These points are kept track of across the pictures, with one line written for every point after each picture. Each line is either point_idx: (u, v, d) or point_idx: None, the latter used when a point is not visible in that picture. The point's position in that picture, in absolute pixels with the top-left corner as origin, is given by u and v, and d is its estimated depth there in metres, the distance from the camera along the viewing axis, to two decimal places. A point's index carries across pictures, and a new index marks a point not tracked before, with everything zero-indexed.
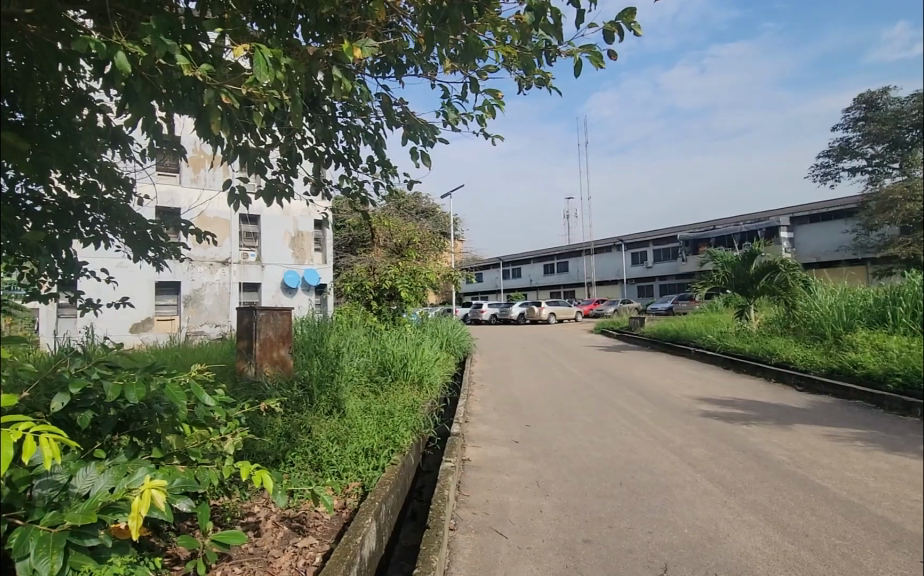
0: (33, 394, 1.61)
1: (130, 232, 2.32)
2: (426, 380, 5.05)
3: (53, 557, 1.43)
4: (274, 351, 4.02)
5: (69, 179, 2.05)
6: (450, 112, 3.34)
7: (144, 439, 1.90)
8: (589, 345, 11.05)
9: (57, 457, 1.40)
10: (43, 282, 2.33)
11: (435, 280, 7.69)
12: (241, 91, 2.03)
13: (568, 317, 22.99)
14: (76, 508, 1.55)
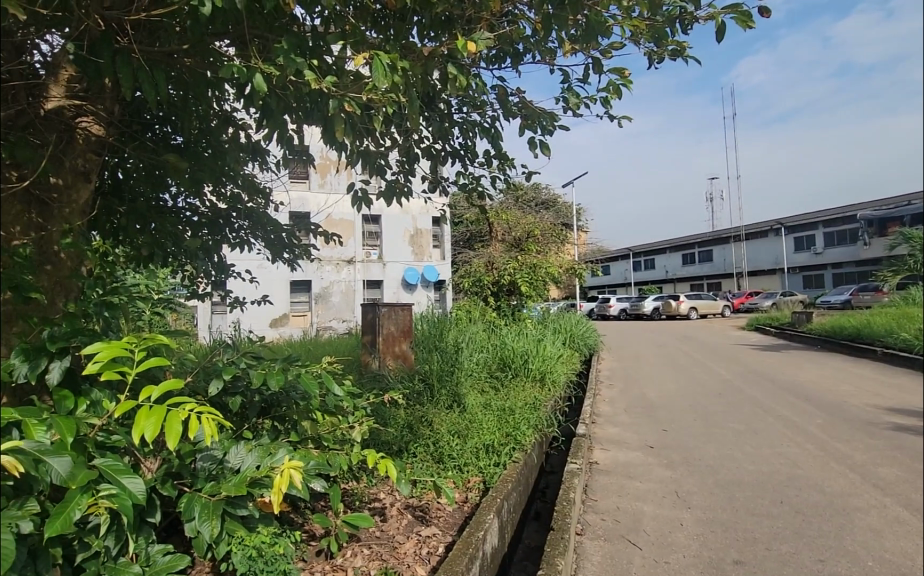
0: (194, 379, 1.86)
1: (267, 237, 2.66)
2: (549, 377, 4.93)
3: (212, 522, 1.63)
4: (396, 346, 3.98)
5: (219, 193, 2.46)
6: (570, 97, 3.18)
7: (283, 424, 2.10)
8: (736, 343, 9.90)
9: (215, 435, 1.47)
10: (201, 283, 2.87)
11: (556, 274, 7.49)
12: (363, 98, 2.08)
13: (713, 312, 20.90)
14: (230, 481, 1.73)
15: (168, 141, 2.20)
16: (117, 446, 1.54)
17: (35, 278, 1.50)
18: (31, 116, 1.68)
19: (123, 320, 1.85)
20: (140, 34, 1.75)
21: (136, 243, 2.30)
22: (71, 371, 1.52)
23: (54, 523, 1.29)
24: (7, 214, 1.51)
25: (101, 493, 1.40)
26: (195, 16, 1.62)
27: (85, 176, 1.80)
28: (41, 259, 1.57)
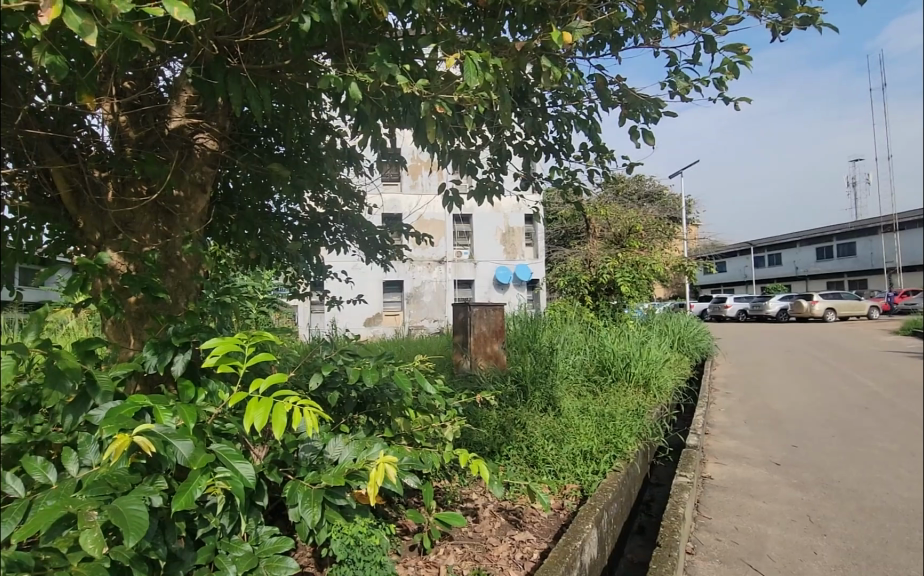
0: (297, 373, 1.97)
1: (363, 238, 2.76)
2: (653, 383, 4.61)
3: (313, 509, 1.65)
4: (489, 346, 3.97)
5: (318, 198, 2.62)
6: (678, 81, 2.92)
7: (378, 419, 2.16)
8: (884, 349, 8.58)
9: (316, 427, 1.50)
10: (301, 284, 3.08)
11: (662, 272, 7.02)
12: (453, 98, 2.02)
13: (855, 313, 18.31)
14: (329, 471, 1.78)
15: (272, 151, 2.38)
16: (231, 433, 1.61)
17: (162, 279, 1.76)
18: (158, 136, 1.94)
19: (235, 318, 2.01)
20: (248, 54, 1.91)
21: (245, 248, 2.53)
22: (192, 363, 1.65)
23: (178, 500, 1.35)
24: (139, 224, 1.86)
25: (217, 475, 1.46)
26: (296, 33, 1.73)
27: (201, 188, 2.04)
28: (167, 264, 1.83)
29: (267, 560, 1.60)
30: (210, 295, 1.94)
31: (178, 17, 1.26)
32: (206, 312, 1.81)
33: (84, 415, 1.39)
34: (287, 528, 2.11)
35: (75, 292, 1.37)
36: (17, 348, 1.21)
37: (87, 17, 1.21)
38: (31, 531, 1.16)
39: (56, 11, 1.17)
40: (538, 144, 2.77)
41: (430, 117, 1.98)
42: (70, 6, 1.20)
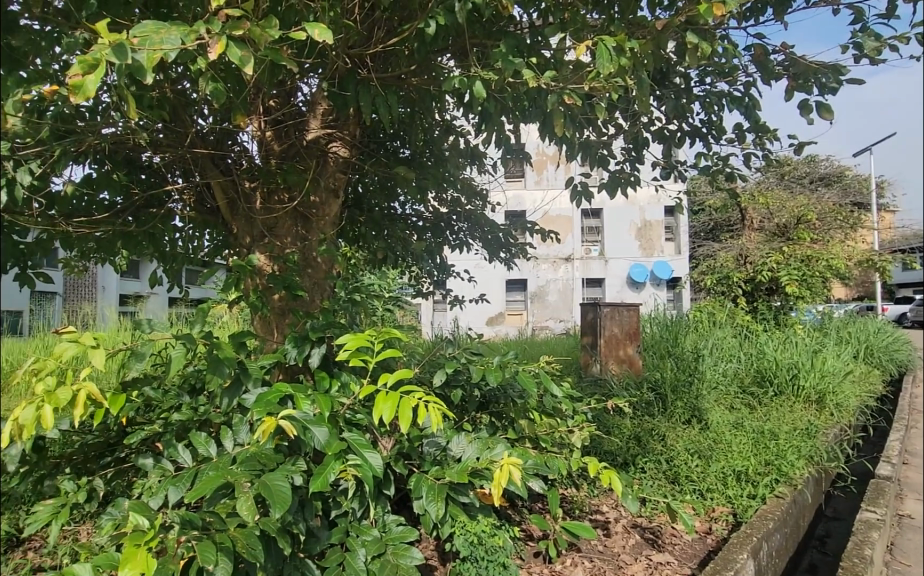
0: (422, 369, 1.97)
1: (486, 236, 2.80)
2: (827, 399, 3.91)
3: (438, 504, 1.50)
4: (621, 349, 3.74)
5: (441, 199, 2.68)
6: (869, 38, 2.40)
7: (502, 420, 2.05)
8: None
9: (441, 424, 1.33)
10: (424, 282, 3.22)
11: (841, 268, 5.93)
12: (584, 88, 1.82)
13: None
14: (452, 467, 1.63)
15: (397, 154, 2.46)
16: (361, 424, 1.59)
17: (300, 278, 1.93)
18: (298, 146, 2.14)
19: (365, 316, 2.09)
20: (376, 64, 1.98)
21: (373, 247, 2.71)
22: (326, 356, 1.76)
23: (315, 481, 1.36)
24: (281, 229, 2.09)
25: (348, 463, 1.43)
26: (422, 38, 1.74)
27: (334, 193, 2.18)
28: (305, 264, 2.02)
29: (394, 547, 1.51)
30: (342, 293, 2.04)
31: (319, 38, 1.27)
32: (339, 309, 1.97)
33: (237, 399, 1.55)
34: (412, 520, 2.13)
35: (229, 289, 1.60)
36: (186, 339, 1.44)
37: (245, 48, 1.24)
38: (197, 496, 1.30)
39: (222, 46, 1.20)
40: (681, 128, 2.54)
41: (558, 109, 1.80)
42: (234, 41, 1.23)
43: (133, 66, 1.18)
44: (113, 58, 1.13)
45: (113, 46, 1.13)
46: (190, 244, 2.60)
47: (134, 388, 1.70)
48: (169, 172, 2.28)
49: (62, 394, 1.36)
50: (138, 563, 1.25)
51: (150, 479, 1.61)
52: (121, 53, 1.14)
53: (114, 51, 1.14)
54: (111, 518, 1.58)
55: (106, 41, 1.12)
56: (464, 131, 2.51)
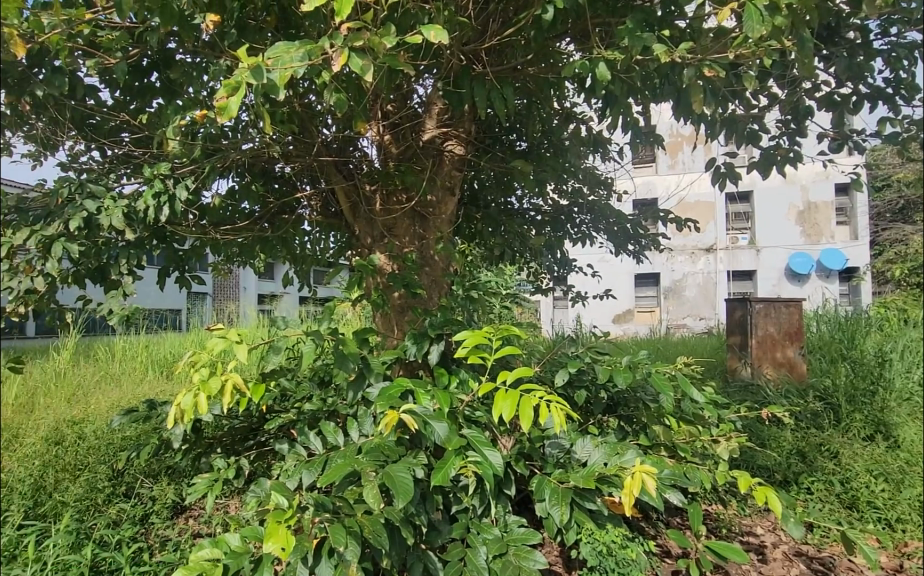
0: (543, 369, 1.81)
1: (611, 227, 2.77)
2: None
3: (562, 509, 1.39)
4: (778, 351, 3.15)
5: (560, 190, 2.70)
6: None
7: (632, 425, 1.87)
8: None
9: (564, 427, 1.24)
10: (544, 279, 3.22)
11: None
12: (728, 56, 1.58)
13: None
14: (577, 472, 1.49)
15: (513, 148, 2.48)
16: (480, 421, 1.59)
17: (420, 276, 2.02)
18: (415, 147, 2.22)
19: (482, 313, 2.06)
20: (490, 58, 1.93)
21: (489, 244, 2.77)
22: (445, 353, 1.78)
23: (436, 475, 1.37)
24: (400, 229, 2.18)
25: (468, 459, 1.43)
26: (538, 25, 1.68)
27: (450, 192, 2.27)
28: (423, 263, 2.11)
29: (515, 548, 1.47)
30: (459, 290, 2.01)
31: (434, 40, 1.26)
32: (456, 307, 1.91)
33: (361, 392, 1.64)
34: (533, 523, 1.93)
35: (353, 289, 1.67)
36: (315, 335, 1.54)
37: (365, 57, 1.26)
38: (328, 481, 1.38)
39: (344, 57, 1.24)
40: (859, 92, 2.03)
41: (696, 83, 1.59)
42: (355, 52, 1.26)
43: (268, 85, 1.26)
44: (252, 80, 1.22)
45: (252, 70, 1.22)
46: (318, 245, 2.80)
47: (273, 380, 1.84)
48: (299, 181, 2.44)
49: (214, 383, 1.52)
50: (279, 537, 1.30)
51: (288, 463, 1.75)
52: (259, 75, 1.23)
53: (253, 74, 1.23)
54: (256, 493, 1.76)
55: (247, 66, 1.22)
56: (587, 118, 2.40)
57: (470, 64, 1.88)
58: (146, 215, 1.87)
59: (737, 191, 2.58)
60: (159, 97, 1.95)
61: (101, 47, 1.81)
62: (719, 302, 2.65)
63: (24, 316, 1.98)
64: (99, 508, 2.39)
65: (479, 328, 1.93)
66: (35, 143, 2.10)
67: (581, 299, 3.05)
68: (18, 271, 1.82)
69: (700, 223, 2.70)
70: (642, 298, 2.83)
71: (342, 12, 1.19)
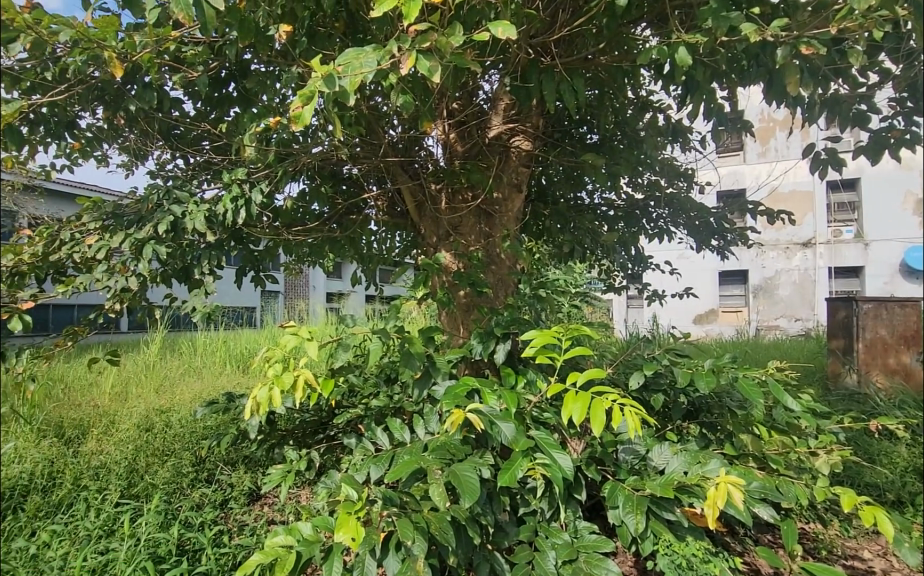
0: (615, 370, 1.76)
1: (692, 221, 2.48)
2: None
3: (637, 518, 1.34)
4: None
5: (636, 182, 2.47)
6: None
7: (716, 433, 1.76)
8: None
9: (639, 431, 1.20)
10: (618, 277, 3.09)
11: None
12: (829, 32, 1.43)
13: None
14: (654, 479, 1.42)
15: (584, 142, 2.34)
16: (548, 423, 1.55)
17: (485, 274, 2.04)
18: (480, 145, 2.22)
19: (549, 312, 2.00)
20: (559, 50, 1.88)
21: (558, 241, 2.65)
22: (511, 353, 1.77)
23: (503, 476, 1.35)
24: (465, 227, 2.23)
25: (537, 460, 1.41)
26: (611, 12, 1.61)
27: (517, 188, 2.26)
28: (489, 260, 2.13)
29: (587, 555, 1.43)
30: (526, 289, 1.96)
31: (502, 37, 1.24)
32: (523, 306, 1.88)
33: (426, 390, 1.65)
34: (606, 530, 1.86)
35: (418, 287, 1.71)
36: (382, 333, 1.57)
37: (433, 58, 1.26)
38: (395, 477, 1.39)
39: (411, 60, 1.24)
40: None
41: (792, 63, 1.46)
42: (422, 54, 1.26)
43: (339, 91, 1.28)
44: (324, 88, 1.25)
45: (324, 78, 1.25)
46: (383, 245, 2.86)
47: (341, 376, 1.89)
48: (366, 181, 2.50)
49: (287, 378, 1.57)
50: (350, 528, 1.33)
51: (356, 457, 1.79)
52: (330, 82, 1.26)
53: (325, 82, 1.26)
54: (326, 486, 1.82)
55: (320, 74, 1.25)
56: (666, 104, 2.09)
57: (538, 57, 1.83)
58: (225, 218, 1.98)
59: (839, 174, 1.65)
60: (237, 106, 2.06)
61: (185, 62, 1.92)
62: (821, 303, 1.65)
63: (120, 313, 2.16)
64: (185, 491, 2.57)
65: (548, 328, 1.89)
66: (129, 154, 2.28)
67: (659, 297, 2.83)
68: (114, 271, 1.97)
69: (793, 216, 1.90)
70: (728, 296, 2.03)
71: (410, 16, 1.19)
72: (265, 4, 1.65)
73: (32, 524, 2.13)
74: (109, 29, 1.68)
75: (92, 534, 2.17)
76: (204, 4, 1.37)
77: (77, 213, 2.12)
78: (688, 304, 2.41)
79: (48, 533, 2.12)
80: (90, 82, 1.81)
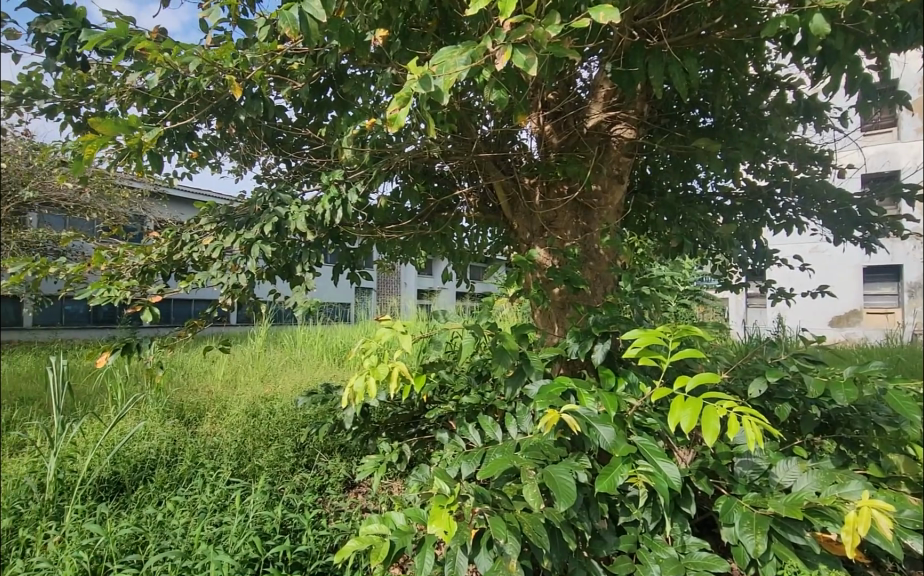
0: (732, 377, 1.58)
1: (829, 209, 1.94)
2: None
3: (757, 539, 1.23)
4: None
5: (757, 169, 2.10)
6: None
7: (857, 451, 1.44)
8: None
9: (761, 444, 1.10)
10: (736, 273, 2.37)
11: None
12: None
13: None
14: (779, 497, 1.29)
15: (696, 126, 2.10)
16: (652, 430, 1.49)
17: (582, 271, 2.04)
18: (578, 136, 2.18)
19: (654, 310, 1.88)
20: (668, 27, 1.74)
21: (662, 235, 2.44)
22: (611, 353, 1.70)
23: (602, 482, 1.30)
24: (560, 222, 2.25)
25: (639, 468, 1.33)
26: None
27: (618, 179, 2.18)
28: (587, 256, 2.11)
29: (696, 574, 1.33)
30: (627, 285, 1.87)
31: (604, 22, 1.18)
32: (623, 303, 1.79)
33: (519, 388, 1.62)
34: (718, 549, 1.73)
35: (512, 284, 1.71)
36: (474, 330, 1.56)
37: (530, 51, 1.22)
38: (488, 475, 1.37)
39: (508, 55, 1.21)
40: None
41: None
42: (519, 48, 1.22)
43: (433, 91, 1.26)
44: (420, 90, 1.23)
45: (420, 79, 1.24)
46: (475, 241, 2.90)
47: (433, 372, 1.91)
48: (458, 178, 2.53)
49: (382, 369, 1.59)
50: (443, 521, 1.30)
51: (447, 453, 1.84)
52: (426, 83, 1.24)
53: (420, 83, 1.25)
54: (419, 479, 1.85)
55: (416, 76, 1.25)
56: (796, 79, 1.84)
57: (643, 38, 1.71)
58: (323, 218, 2.07)
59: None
60: (334, 110, 2.15)
61: (289, 73, 2.03)
62: None
63: (232, 308, 2.32)
64: (286, 474, 2.73)
65: (651, 327, 1.79)
66: (239, 160, 2.47)
67: (785, 294, 1.96)
68: (226, 268, 2.14)
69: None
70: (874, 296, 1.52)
71: (507, 11, 1.16)
72: (361, 10, 1.70)
73: (160, 495, 2.47)
74: (225, 50, 1.81)
75: (208, 507, 2.33)
76: (307, 16, 1.43)
77: (196, 216, 2.33)
78: (821, 304, 1.80)
79: (173, 503, 2.36)
80: (207, 96, 1.98)
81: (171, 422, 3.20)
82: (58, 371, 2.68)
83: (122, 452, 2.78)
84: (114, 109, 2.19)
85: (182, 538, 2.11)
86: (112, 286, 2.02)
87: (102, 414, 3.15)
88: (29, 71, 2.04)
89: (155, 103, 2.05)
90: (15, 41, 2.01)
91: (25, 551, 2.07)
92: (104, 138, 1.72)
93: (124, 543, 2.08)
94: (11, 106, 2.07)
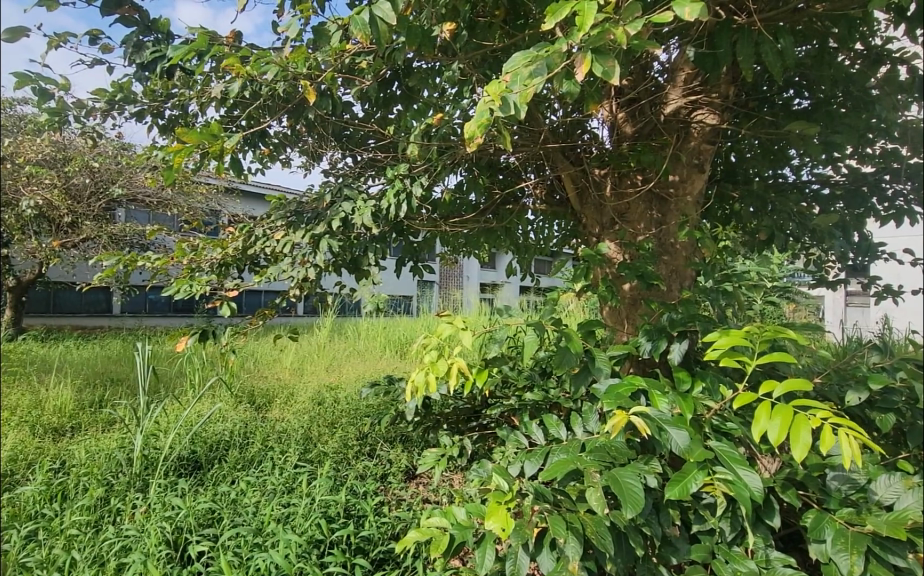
0: (826, 382, 1.48)
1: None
2: None
3: (852, 559, 1.17)
4: None
5: (863, 154, 1.84)
6: None
7: None
8: None
9: (859, 460, 1.03)
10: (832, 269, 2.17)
11: None
12: None
13: None
14: (880, 516, 1.20)
15: (790, 109, 1.96)
16: (732, 434, 1.39)
17: (656, 267, 1.97)
18: (654, 122, 2.12)
19: (738, 308, 1.79)
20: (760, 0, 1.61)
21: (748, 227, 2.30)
22: (687, 353, 1.62)
23: (674, 487, 1.25)
24: (632, 214, 2.19)
25: (717, 475, 1.25)
26: None
27: (699, 167, 2.06)
28: (662, 251, 2.03)
29: None
30: (708, 281, 1.82)
31: (690, 16, 1.09)
32: (702, 300, 1.73)
33: (585, 386, 1.58)
34: (805, 566, 1.61)
35: (580, 279, 1.69)
36: (539, 327, 1.53)
37: (609, 58, 1.16)
38: (550, 476, 1.30)
39: (586, 64, 1.14)
40: None
41: None
42: (598, 55, 1.16)
43: (513, 109, 1.25)
44: (500, 114, 1.24)
45: (498, 103, 1.24)
46: (542, 235, 2.87)
47: (496, 366, 1.89)
48: (525, 170, 2.52)
49: (440, 364, 1.55)
50: (500, 517, 1.30)
51: (509, 448, 1.82)
52: (505, 106, 1.24)
53: (499, 107, 1.24)
54: (478, 474, 1.84)
55: (493, 100, 1.24)
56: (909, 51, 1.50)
57: (730, 16, 1.59)
58: (388, 212, 2.11)
59: None
60: (400, 104, 2.17)
61: (358, 72, 2.07)
62: None
63: (300, 299, 2.38)
64: (349, 461, 2.82)
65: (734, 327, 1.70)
66: (308, 156, 2.55)
67: (891, 291, 1.47)
68: (296, 262, 2.18)
69: None
70: None
71: (584, 23, 1.09)
72: (429, 6, 1.69)
73: (234, 474, 2.62)
74: (300, 54, 1.86)
75: (276, 488, 2.44)
76: (377, 20, 1.44)
77: (268, 211, 2.42)
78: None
79: (246, 483, 2.48)
80: (280, 97, 2.06)
81: (244, 407, 3.39)
82: (145, 356, 2.91)
83: (199, 433, 2.97)
84: (194, 110, 2.31)
85: (254, 516, 2.23)
86: (192, 282, 2.13)
87: (181, 396, 3.38)
88: (122, 79, 2.21)
89: (232, 104, 2.16)
90: (108, 54, 2.16)
91: (116, 518, 2.25)
92: (190, 147, 1.84)
93: (202, 517, 2.22)
94: (107, 111, 2.25)
